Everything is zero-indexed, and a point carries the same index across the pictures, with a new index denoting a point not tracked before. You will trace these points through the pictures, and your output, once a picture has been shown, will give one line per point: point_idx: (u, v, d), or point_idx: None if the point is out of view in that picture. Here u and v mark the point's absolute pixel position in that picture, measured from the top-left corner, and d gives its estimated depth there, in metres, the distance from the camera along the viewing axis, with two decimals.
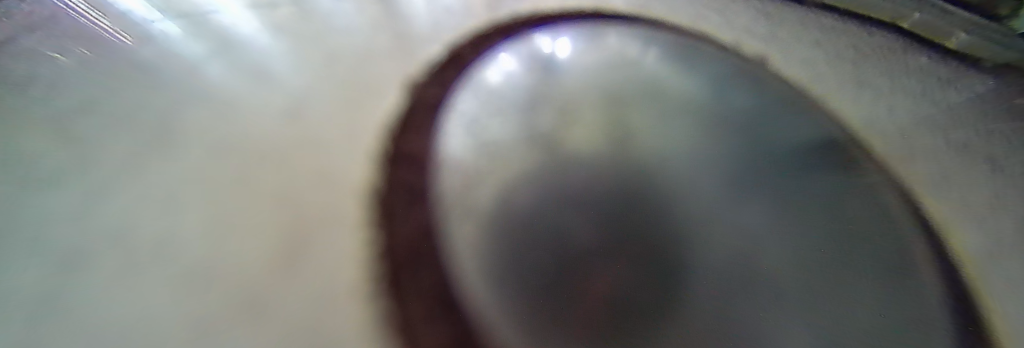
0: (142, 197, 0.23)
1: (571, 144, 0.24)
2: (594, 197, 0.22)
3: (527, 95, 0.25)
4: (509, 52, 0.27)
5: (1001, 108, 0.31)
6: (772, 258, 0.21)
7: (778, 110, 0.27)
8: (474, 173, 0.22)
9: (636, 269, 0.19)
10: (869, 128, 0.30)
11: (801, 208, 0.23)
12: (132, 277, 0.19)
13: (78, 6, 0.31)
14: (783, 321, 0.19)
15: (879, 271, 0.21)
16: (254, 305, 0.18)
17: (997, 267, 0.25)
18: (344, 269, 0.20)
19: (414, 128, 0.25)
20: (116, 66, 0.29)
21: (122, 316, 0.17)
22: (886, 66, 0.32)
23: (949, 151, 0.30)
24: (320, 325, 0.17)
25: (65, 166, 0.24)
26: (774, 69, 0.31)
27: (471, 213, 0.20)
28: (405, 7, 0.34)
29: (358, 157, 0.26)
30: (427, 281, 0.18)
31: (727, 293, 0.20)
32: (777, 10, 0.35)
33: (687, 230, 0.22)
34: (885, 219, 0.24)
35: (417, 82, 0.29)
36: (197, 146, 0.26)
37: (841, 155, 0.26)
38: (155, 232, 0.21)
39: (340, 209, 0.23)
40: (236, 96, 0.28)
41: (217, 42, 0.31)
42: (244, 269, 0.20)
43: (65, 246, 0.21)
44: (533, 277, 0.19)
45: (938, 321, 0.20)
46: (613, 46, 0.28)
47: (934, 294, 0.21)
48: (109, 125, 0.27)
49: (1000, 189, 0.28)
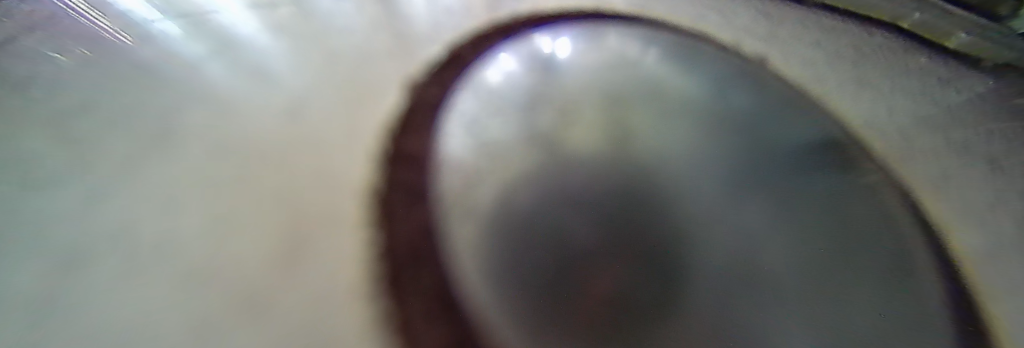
0: (143, 197, 0.23)
1: (571, 143, 0.24)
2: (595, 196, 0.22)
3: (527, 95, 0.25)
4: (509, 52, 0.27)
5: (1000, 108, 0.31)
6: (772, 258, 0.21)
7: (777, 111, 0.27)
8: (474, 173, 0.22)
9: (637, 269, 0.19)
10: (869, 128, 0.30)
11: (801, 209, 0.23)
12: (133, 277, 0.19)
13: (78, 6, 0.31)
14: (781, 321, 0.19)
15: (879, 270, 0.21)
16: (254, 305, 0.18)
17: (998, 267, 0.25)
18: (344, 269, 0.20)
19: (415, 128, 0.25)
20: (116, 66, 0.29)
21: (124, 316, 0.17)
22: (886, 66, 0.32)
23: (950, 151, 0.30)
24: (320, 324, 0.17)
25: (65, 166, 0.24)
26: (774, 69, 0.31)
27: (471, 213, 0.20)
28: (405, 7, 0.34)
29: (359, 157, 0.26)
30: (427, 281, 0.18)
31: (726, 292, 0.20)
32: (777, 10, 0.35)
33: (688, 229, 0.22)
34: (887, 219, 0.24)
35: (417, 81, 0.29)
36: (198, 146, 0.26)
37: (840, 155, 0.26)
38: (156, 232, 0.21)
39: (340, 209, 0.23)
40: (235, 96, 0.28)
41: (217, 42, 0.31)
42: (246, 269, 0.20)
43: (65, 246, 0.21)
44: (533, 277, 0.19)
45: (938, 321, 0.20)
46: (613, 46, 0.28)
47: (934, 294, 0.21)
48: (109, 125, 0.27)
49: (998, 189, 0.28)
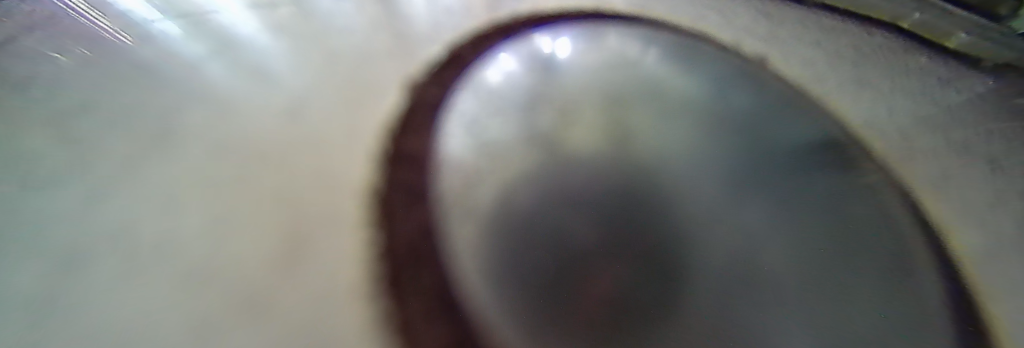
0: (143, 197, 0.23)
1: (571, 144, 0.24)
2: (595, 197, 0.22)
3: (527, 95, 0.25)
4: (509, 53, 0.27)
5: (1000, 108, 0.31)
6: (772, 258, 0.21)
7: (777, 111, 0.27)
8: (474, 173, 0.22)
9: (636, 270, 0.19)
10: (869, 128, 0.30)
11: (801, 209, 0.23)
12: (133, 277, 0.19)
13: (78, 6, 0.31)
14: (782, 322, 0.19)
15: (880, 271, 0.21)
16: (255, 306, 0.18)
17: (999, 267, 0.25)
18: (344, 269, 0.20)
19: (415, 128, 0.25)
20: (116, 66, 0.29)
21: (124, 316, 0.17)
22: (886, 66, 0.32)
23: (950, 151, 0.30)
24: (319, 324, 0.17)
25: (64, 166, 0.24)
26: (774, 69, 0.31)
27: (472, 213, 0.20)
28: (405, 7, 0.34)
29: (359, 157, 0.26)
30: (427, 281, 0.18)
31: (726, 292, 0.20)
32: (777, 10, 0.35)
33: (688, 230, 0.22)
34: (887, 219, 0.24)
35: (417, 81, 0.29)
36: (198, 146, 0.26)
37: (840, 155, 0.26)
38: (155, 232, 0.21)
39: (340, 209, 0.23)
40: (235, 96, 0.28)
41: (217, 42, 0.31)
42: (246, 269, 0.20)
43: (65, 246, 0.21)
44: (533, 277, 0.19)
45: (939, 321, 0.20)
46: (613, 47, 0.28)
47: (934, 294, 0.21)
48: (108, 125, 0.27)
49: (998, 188, 0.28)
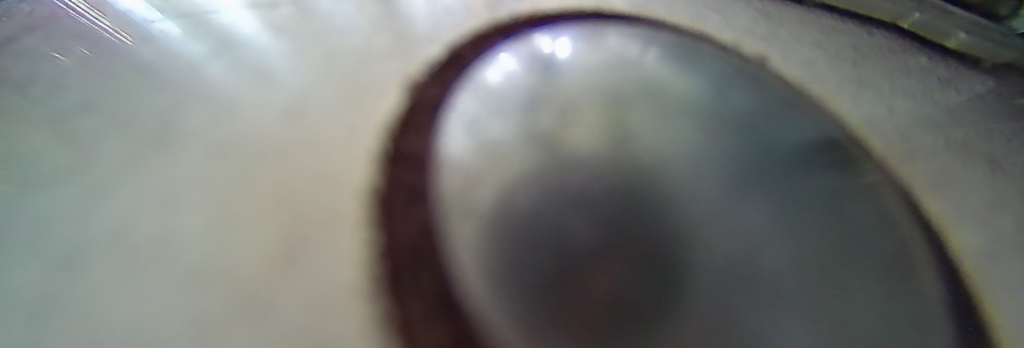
0: (144, 197, 0.23)
1: (571, 143, 0.24)
2: (594, 198, 0.22)
3: (527, 95, 0.25)
4: (509, 52, 0.27)
5: (1003, 108, 0.31)
6: (772, 259, 0.21)
7: (778, 111, 0.27)
8: (475, 173, 0.22)
9: (636, 269, 0.20)
10: (869, 128, 0.30)
11: (801, 211, 0.23)
12: (132, 277, 0.19)
13: (79, 7, 0.31)
14: (784, 322, 0.19)
15: (880, 272, 0.21)
16: (255, 306, 0.18)
17: (1006, 267, 0.25)
18: (344, 270, 0.20)
19: (415, 127, 0.25)
20: (116, 65, 0.30)
21: (121, 315, 0.17)
22: (886, 67, 0.32)
23: (950, 151, 0.30)
24: (320, 325, 0.17)
25: (65, 166, 0.24)
26: (773, 70, 0.31)
27: (472, 214, 0.20)
28: (404, 7, 0.34)
29: (359, 158, 0.26)
30: (427, 280, 0.18)
31: (727, 292, 0.20)
32: (778, 11, 0.35)
33: (687, 231, 0.22)
34: (887, 220, 0.24)
35: (416, 81, 0.29)
36: (199, 146, 0.26)
37: (840, 156, 0.26)
38: (153, 232, 0.21)
39: (342, 209, 0.23)
40: (237, 96, 0.29)
41: (218, 43, 0.31)
42: (244, 270, 0.20)
43: (65, 243, 0.21)
44: (533, 277, 0.19)
45: (941, 321, 0.20)
46: (613, 46, 0.28)
47: (936, 295, 0.21)
48: (110, 125, 0.27)
49: (998, 189, 0.28)
